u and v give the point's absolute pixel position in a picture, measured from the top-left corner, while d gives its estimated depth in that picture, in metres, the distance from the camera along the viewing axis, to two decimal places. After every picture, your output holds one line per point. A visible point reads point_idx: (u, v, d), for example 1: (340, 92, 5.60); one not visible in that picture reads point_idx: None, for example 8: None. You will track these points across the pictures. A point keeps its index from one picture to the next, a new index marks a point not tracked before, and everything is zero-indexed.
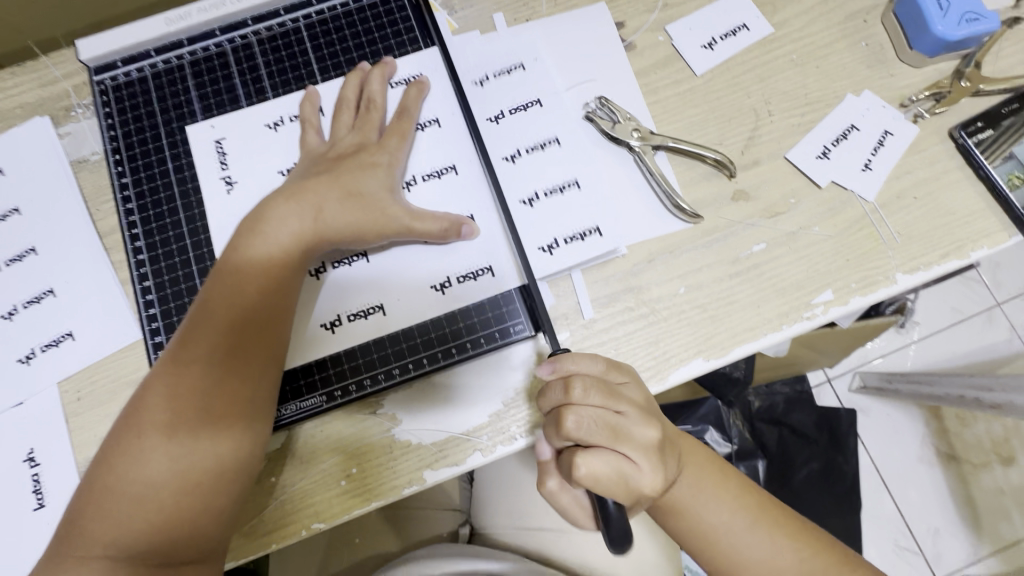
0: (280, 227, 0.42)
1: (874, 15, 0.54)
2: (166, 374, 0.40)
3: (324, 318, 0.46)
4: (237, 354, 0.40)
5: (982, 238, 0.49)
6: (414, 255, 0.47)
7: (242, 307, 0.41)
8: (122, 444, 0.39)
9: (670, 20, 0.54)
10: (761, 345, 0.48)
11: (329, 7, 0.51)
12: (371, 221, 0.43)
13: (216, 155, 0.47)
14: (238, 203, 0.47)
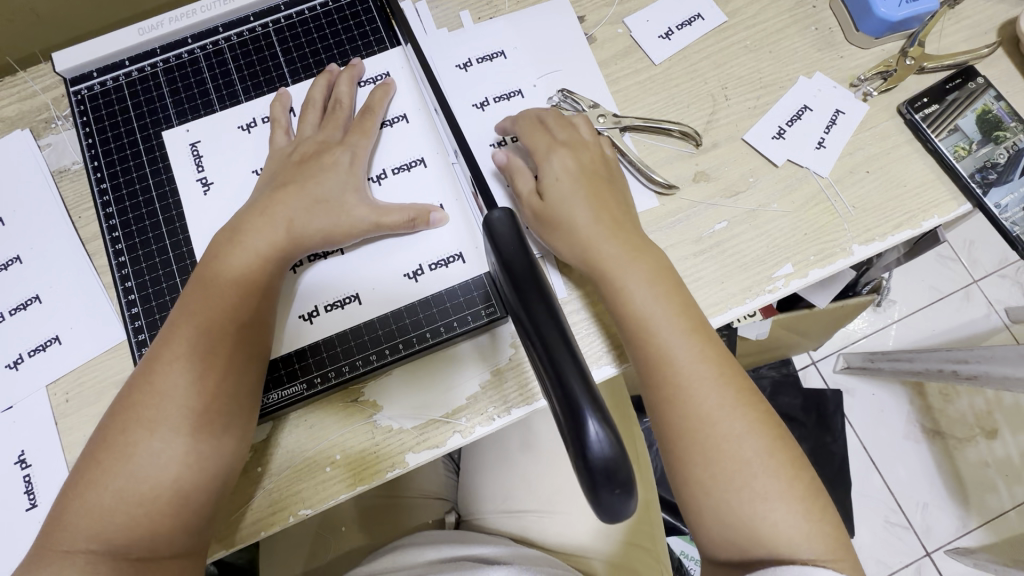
0: (258, 228, 0.44)
1: (822, 1, 0.56)
2: (149, 371, 0.41)
3: (303, 309, 0.48)
4: (215, 350, 0.41)
5: (932, 207, 0.51)
6: (386, 248, 0.48)
7: (218, 305, 0.42)
8: (107, 439, 0.40)
9: (628, 13, 0.56)
10: (727, 318, 0.50)
11: (298, 11, 0.53)
12: (342, 215, 0.45)
13: (192, 158, 0.49)
14: (215, 204, 0.48)
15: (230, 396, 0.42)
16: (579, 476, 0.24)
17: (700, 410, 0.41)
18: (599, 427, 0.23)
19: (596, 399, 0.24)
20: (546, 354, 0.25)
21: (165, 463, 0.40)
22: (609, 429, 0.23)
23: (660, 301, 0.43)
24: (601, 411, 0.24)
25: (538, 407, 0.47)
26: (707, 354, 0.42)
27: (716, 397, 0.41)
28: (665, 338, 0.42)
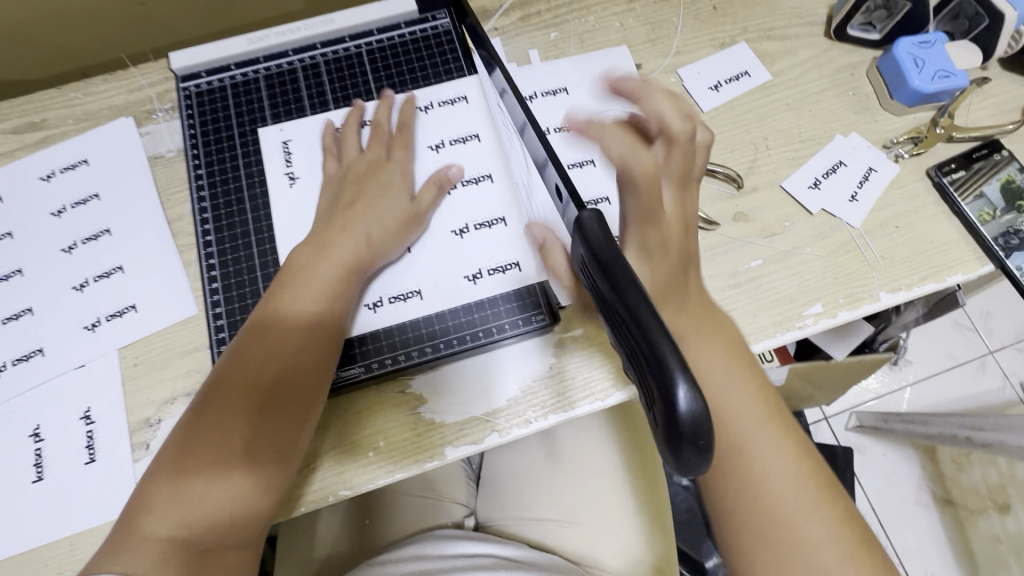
0: (343, 241, 0.48)
1: (860, 70, 0.61)
2: (244, 361, 0.44)
3: (369, 300, 0.51)
4: (287, 341, 0.45)
5: (958, 265, 0.55)
6: (452, 250, 0.53)
7: (284, 303, 0.46)
8: (190, 427, 0.42)
9: (682, 65, 0.62)
10: (757, 350, 0.53)
11: (388, 37, 0.58)
12: (399, 227, 0.50)
13: (281, 157, 0.54)
14: (298, 200, 0.53)
15: (300, 380, 0.44)
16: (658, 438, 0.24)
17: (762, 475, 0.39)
18: (688, 389, 0.22)
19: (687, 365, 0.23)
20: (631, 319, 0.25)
21: (238, 457, 0.41)
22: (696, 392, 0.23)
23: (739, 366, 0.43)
24: (689, 373, 0.23)
25: (575, 415, 0.50)
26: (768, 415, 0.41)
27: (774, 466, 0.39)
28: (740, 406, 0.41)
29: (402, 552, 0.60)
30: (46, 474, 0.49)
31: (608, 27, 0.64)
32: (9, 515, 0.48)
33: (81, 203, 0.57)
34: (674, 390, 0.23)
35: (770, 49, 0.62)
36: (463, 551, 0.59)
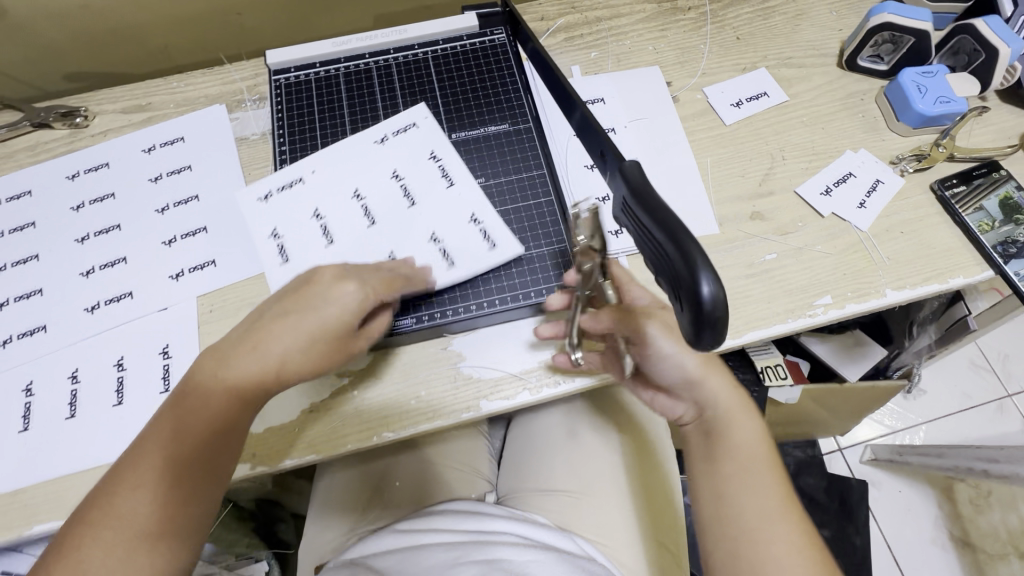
0: (256, 348, 0.44)
1: (869, 96, 0.68)
2: (142, 453, 0.42)
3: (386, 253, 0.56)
4: (214, 435, 0.43)
5: (959, 269, 0.59)
6: (465, 245, 0.56)
7: (199, 398, 0.43)
8: (83, 515, 0.40)
9: (707, 84, 0.70)
10: (770, 333, 0.57)
11: (451, 46, 0.67)
12: (323, 346, 0.45)
13: (397, 129, 0.62)
14: (379, 167, 0.61)
15: (225, 462, 0.44)
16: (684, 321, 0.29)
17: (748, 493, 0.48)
18: (710, 283, 0.27)
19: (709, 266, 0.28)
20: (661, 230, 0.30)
21: (148, 549, 0.40)
22: (716, 287, 0.28)
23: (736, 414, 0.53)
24: (712, 270, 0.28)
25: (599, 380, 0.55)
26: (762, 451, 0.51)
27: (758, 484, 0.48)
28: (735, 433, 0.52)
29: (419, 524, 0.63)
30: (125, 399, 0.55)
31: (642, 50, 0.72)
32: (90, 433, 0.54)
33: (175, 173, 0.66)
34: (699, 286, 0.28)
35: (787, 74, 0.70)
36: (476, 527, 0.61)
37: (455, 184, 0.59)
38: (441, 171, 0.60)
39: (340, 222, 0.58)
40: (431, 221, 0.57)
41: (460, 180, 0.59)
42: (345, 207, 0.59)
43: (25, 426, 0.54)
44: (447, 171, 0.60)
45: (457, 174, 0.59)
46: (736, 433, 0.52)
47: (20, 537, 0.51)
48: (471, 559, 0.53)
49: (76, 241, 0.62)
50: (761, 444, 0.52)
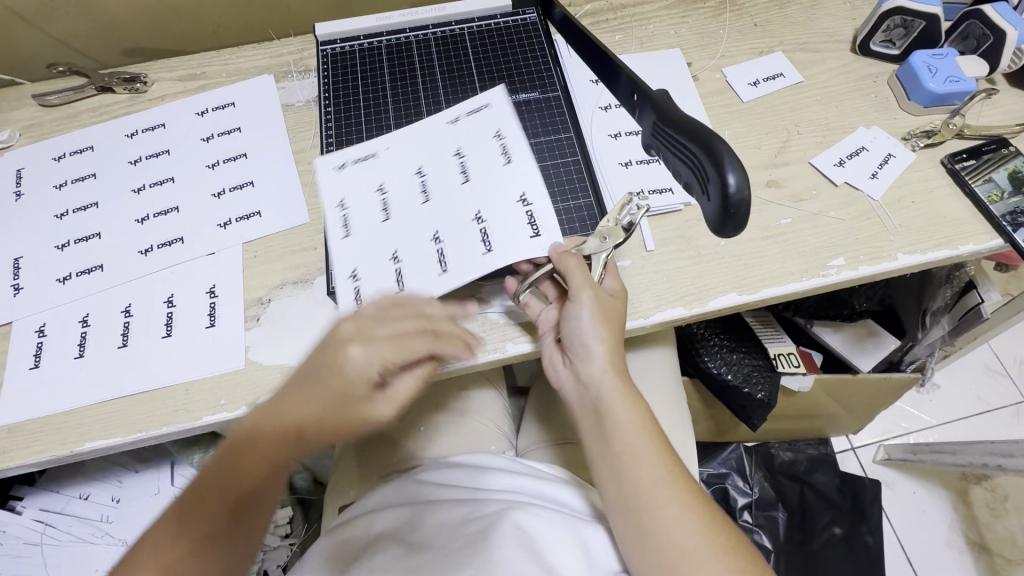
0: (290, 413, 0.47)
1: (882, 79, 0.72)
2: (195, 492, 0.48)
3: (433, 231, 0.58)
4: (237, 494, 0.48)
5: (968, 237, 0.62)
6: (507, 231, 0.56)
7: (240, 452, 0.48)
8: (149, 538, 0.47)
9: (726, 65, 0.73)
10: (785, 290, 0.60)
11: (486, 23, 0.72)
12: (340, 427, 0.47)
13: (471, 109, 0.63)
14: (452, 140, 0.62)
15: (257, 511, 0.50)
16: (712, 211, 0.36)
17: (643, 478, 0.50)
18: (736, 174, 0.34)
19: (734, 161, 0.35)
20: (688, 137, 0.37)
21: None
22: (742, 176, 0.34)
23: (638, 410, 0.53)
24: (737, 166, 0.35)
25: None
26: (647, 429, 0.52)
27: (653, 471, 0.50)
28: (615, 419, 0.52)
29: (432, 478, 0.62)
30: (174, 332, 0.59)
31: (664, 34, 0.76)
32: (140, 361, 0.58)
33: (225, 134, 0.71)
34: (725, 177, 0.34)
35: (803, 58, 0.74)
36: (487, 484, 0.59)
37: (512, 161, 0.59)
38: (502, 149, 0.60)
39: (398, 195, 0.60)
40: (479, 200, 0.58)
41: (514, 157, 0.59)
42: (406, 180, 0.61)
43: (81, 352, 0.58)
44: (506, 150, 0.60)
45: (516, 152, 0.60)
46: (614, 412, 0.52)
47: (72, 452, 0.55)
48: (481, 512, 0.52)
49: (133, 191, 0.67)
50: (643, 426, 0.52)
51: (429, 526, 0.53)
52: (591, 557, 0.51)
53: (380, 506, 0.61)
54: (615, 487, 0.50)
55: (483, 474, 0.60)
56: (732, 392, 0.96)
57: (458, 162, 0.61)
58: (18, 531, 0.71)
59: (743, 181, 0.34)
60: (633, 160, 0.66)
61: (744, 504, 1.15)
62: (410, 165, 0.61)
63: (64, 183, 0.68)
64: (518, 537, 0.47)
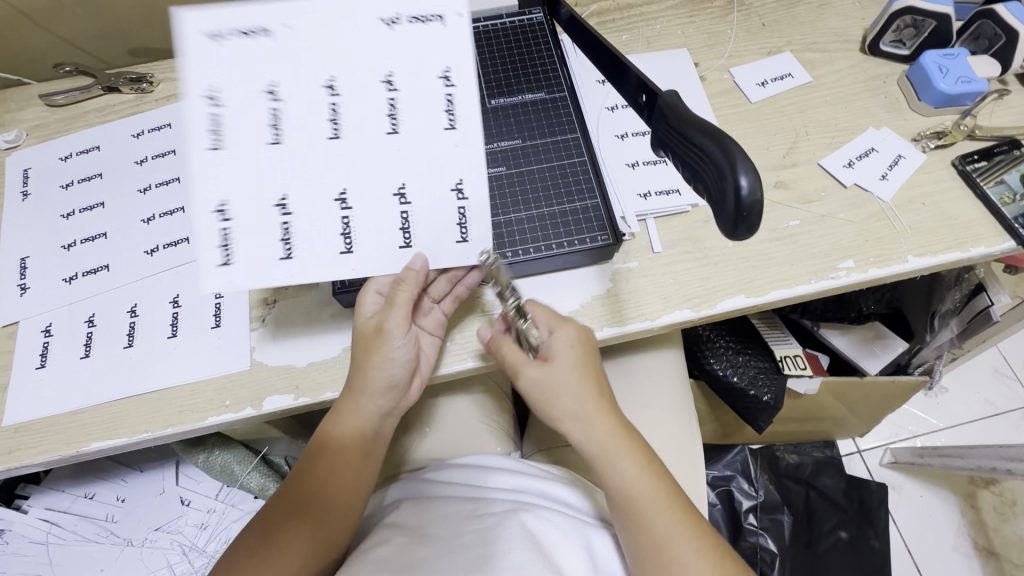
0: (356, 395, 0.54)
1: (891, 79, 0.71)
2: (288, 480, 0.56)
3: (335, 191, 0.47)
4: (319, 464, 0.55)
5: (980, 240, 0.61)
6: (432, 227, 0.50)
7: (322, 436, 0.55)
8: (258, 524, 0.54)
9: (734, 66, 0.73)
10: (793, 293, 0.59)
11: (492, 23, 0.72)
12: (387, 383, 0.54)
13: (420, 15, 0.46)
14: (312, 70, 0.45)
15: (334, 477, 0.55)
16: (722, 216, 0.35)
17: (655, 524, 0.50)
18: (747, 176, 0.33)
19: (747, 162, 0.33)
20: (697, 139, 0.35)
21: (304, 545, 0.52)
22: (754, 178, 0.33)
23: (633, 457, 0.52)
24: (749, 167, 0.33)
25: (626, 330, 0.58)
26: (648, 474, 0.52)
27: (665, 515, 0.50)
28: (614, 468, 0.51)
29: (436, 476, 0.62)
30: (179, 332, 0.59)
31: (671, 34, 0.76)
32: (145, 362, 0.58)
33: None
34: (738, 179, 0.33)
35: (812, 58, 0.73)
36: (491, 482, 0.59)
37: (457, 127, 0.48)
38: (390, 108, 0.47)
39: (243, 148, 0.45)
40: (387, 173, 0.48)
41: (423, 121, 0.47)
42: (261, 129, 0.45)
43: (87, 352, 0.58)
44: (396, 111, 0.47)
45: (462, 115, 0.48)
46: (614, 465, 0.51)
47: (78, 453, 0.54)
48: (489, 510, 0.52)
49: (139, 191, 0.67)
50: (643, 474, 0.51)
51: (433, 520, 0.53)
52: (596, 562, 0.50)
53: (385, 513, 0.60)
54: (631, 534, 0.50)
55: (490, 474, 0.60)
56: (738, 394, 0.96)
57: (330, 108, 0.46)
58: (24, 530, 0.71)
59: (755, 182, 0.33)
60: (640, 161, 0.65)
61: (749, 507, 1.14)
62: (258, 84, 0.44)
63: (70, 183, 0.68)
64: (526, 535, 0.47)
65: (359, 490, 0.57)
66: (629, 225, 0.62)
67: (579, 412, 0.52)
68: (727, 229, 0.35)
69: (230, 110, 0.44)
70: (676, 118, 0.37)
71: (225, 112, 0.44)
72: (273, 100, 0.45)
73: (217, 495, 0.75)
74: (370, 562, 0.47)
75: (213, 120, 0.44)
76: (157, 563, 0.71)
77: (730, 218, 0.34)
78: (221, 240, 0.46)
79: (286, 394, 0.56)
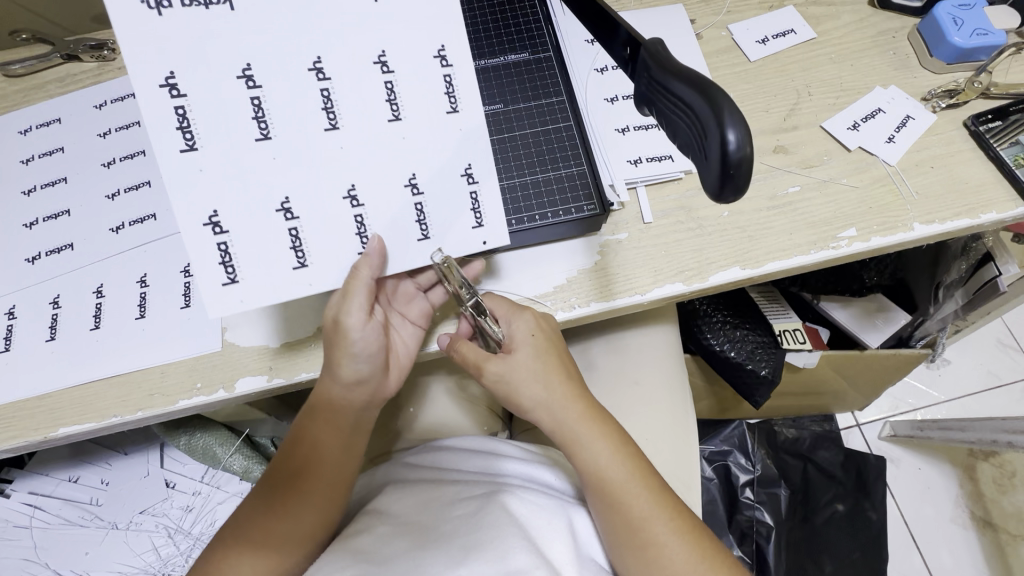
0: (340, 389, 0.51)
1: (901, 34, 0.67)
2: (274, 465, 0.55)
3: (344, 188, 0.44)
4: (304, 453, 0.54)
5: (991, 205, 0.57)
6: (449, 220, 0.47)
7: (307, 428, 0.54)
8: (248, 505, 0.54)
9: (733, 22, 0.68)
10: (791, 264, 0.56)
11: None
12: (372, 377, 0.52)
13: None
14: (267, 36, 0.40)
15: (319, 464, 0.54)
16: (710, 176, 0.31)
17: (630, 506, 0.49)
18: (736, 132, 0.29)
19: (735, 114, 0.29)
20: (682, 88, 0.32)
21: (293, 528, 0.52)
22: (743, 134, 0.29)
23: (604, 441, 0.50)
24: (739, 120, 0.29)
25: (614, 305, 0.55)
26: (623, 458, 0.50)
27: (641, 497, 0.49)
28: (586, 450, 0.50)
29: (421, 462, 0.60)
30: (147, 313, 0.56)
31: None
32: (114, 344, 0.55)
33: None
34: (725, 133, 0.29)
35: (816, 13, 0.68)
36: (473, 466, 0.57)
37: (460, 111, 0.45)
38: (388, 93, 0.43)
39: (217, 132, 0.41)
40: (381, 155, 0.44)
41: (429, 106, 0.44)
42: (246, 125, 0.41)
43: (53, 335, 0.56)
44: (397, 99, 0.43)
45: (464, 97, 0.45)
46: (585, 449, 0.50)
47: (48, 438, 0.53)
48: (471, 494, 0.50)
49: (102, 165, 0.64)
50: (618, 458, 0.50)
51: (417, 505, 0.51)
52: (579, 545, 0.49)
53: (368, 501, 0.59)
54: (607, 516, 0.49)
55: (475, 457, 0.58)
56: (736, 369, 0.93)
57: (323, 95, 0.42)
58: (7, 515, 0.70)
59: (745, 138, 0.29)
60: (631, 126, 0.61)
61: (746, 481, 1.12)
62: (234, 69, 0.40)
63: (30, 158, 0.65)
64: (506, 516, 0.45)
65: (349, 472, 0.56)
66: (618, 194, 0.58)
67: (545, 399, 0.51)
68: (712, 192, 0.32)
69: (196, 99, 0.40)
70: (658, 66, 0.33)
71: (190, 103, 0.40)
72: (251, 88, 0.41)
73: (202, 477, 0.74)
74: (349, 551, 0.45)
75: (182, 116, 0.40)
76: (142, 546, 0.70)
77: (718, 179, 0.31)
78: (222, 256, 0.43)
79: (259, 375, 0.54)
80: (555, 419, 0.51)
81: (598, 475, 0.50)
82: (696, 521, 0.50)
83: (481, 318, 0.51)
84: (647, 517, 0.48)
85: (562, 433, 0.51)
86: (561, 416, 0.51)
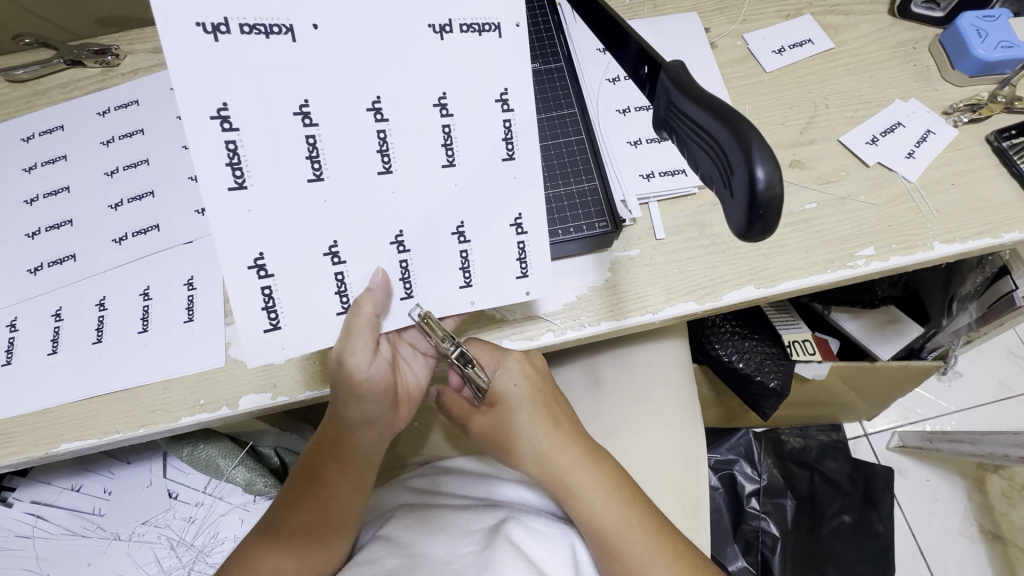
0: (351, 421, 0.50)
1: (922, 44, 0.65)
2: (286, 493, 0.54)
3: (366, 227, 0.43)
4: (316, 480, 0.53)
5: (1014, 224, 0.56)
6: (492, 272, 0.47)
7: (319, 456, 0.53)
8: (264, 528, 0.53)
9: (748, 31, 0.66)
10: (807, 283, 0.55)
11: None
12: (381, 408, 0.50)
13: (474, 25, 0.40)
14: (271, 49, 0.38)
15: (328, 490, 0.53)
16: (736, 211, 0.30)
17: (627, 553, 0.48)
18: (765, 167, 0.28)
19: (766, 150, 0.28)
20: (707, 118, 0.30)
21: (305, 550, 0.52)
22: (772, 168, 0.28)
23: (599, 487, 0.50)
24: (768, 156, 0.28)
25: (625, 325, 0.54)
26: (620, 502, 0.50)
27: (637, 542, 0.48)
28: (581, 497, 0.50)
29: (424, 486, 0.60)
30: (150, 327, 0.55)
31: None
32: (115, 358, 0.54)
33: None
34: (753, 170, 0.28)
35: (834, 22, 0.66)
36: (479, 492, 0.56)
37: (514, 159, 0.44)
38: (444, 137, 0.42)
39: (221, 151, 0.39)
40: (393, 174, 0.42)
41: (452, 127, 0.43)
42: (268, 153, 0.39)
43: (54, 348, 0.55)
44: (452, 142, 0.43)
45: (522, 144, 0.44)
46: (579, 495, 0.50)
47: (48, 454, 0.52)
48: (480, 523, 0.49)
49: (105, 175, 0.63)
50: (613, 504, 0.49)
51: (423, 532, 0.50)
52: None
53: (374, 525, 0.59)
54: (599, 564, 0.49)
55: (477, 483, 0.58)
56: (745, 381, 0.91)
57: (380, 137, 0.41)
58: (8, 524, 0.69)
59: (775, 174, 0.28)
60: (643, 139, 0.60)
61: (752, 491, 1.11)
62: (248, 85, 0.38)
63: (33, 166, 0.64)
64: (509, 541, 0.45)
65: (361, 496, 0.55)
66: (630, 210, 0.57)
67: (535, 449, 0.51)
68: (737, 226, 0.31)
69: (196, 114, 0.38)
70: (681, 90, 0.32)
71: (243, 137, 0.39)
72: (307, 126, 0.40)
73: (205, 488, 0.73)
74: None
75: (233, 151, 0.39)
76: (144, 558, 0.69)
77: (743, 213, 0.30)
78: (266, 301, 0.42)
79: (263, 393, 0.53)
80: (547, 468, 0.51)
81: (593, 524, 0.49)
82: (693, 562, 0.50)
83: (467, 369, 0.49)
84: (643, 564, 0.48)
85: (556, 482, 0.51)
86: (553, 467, 0.51)
